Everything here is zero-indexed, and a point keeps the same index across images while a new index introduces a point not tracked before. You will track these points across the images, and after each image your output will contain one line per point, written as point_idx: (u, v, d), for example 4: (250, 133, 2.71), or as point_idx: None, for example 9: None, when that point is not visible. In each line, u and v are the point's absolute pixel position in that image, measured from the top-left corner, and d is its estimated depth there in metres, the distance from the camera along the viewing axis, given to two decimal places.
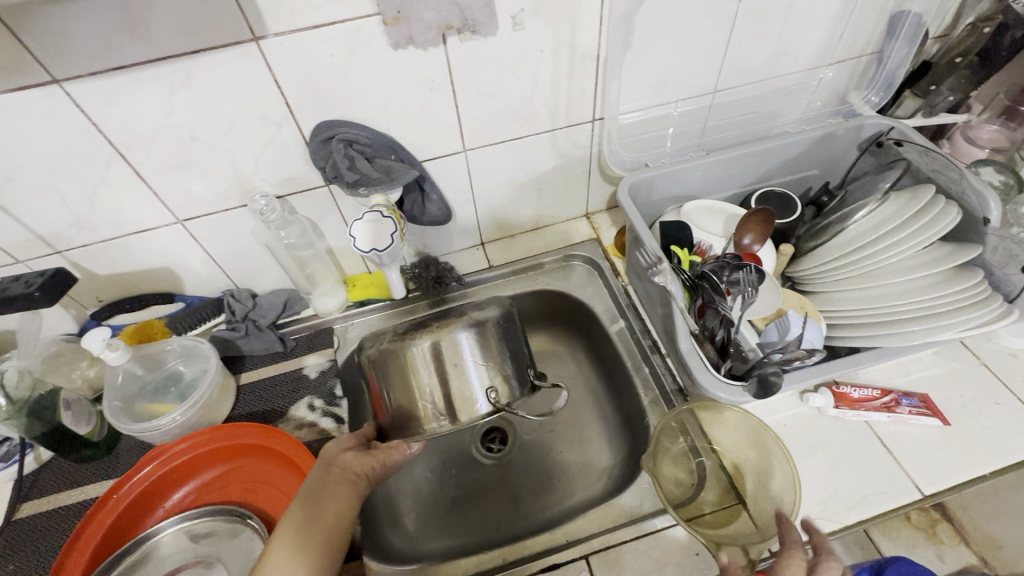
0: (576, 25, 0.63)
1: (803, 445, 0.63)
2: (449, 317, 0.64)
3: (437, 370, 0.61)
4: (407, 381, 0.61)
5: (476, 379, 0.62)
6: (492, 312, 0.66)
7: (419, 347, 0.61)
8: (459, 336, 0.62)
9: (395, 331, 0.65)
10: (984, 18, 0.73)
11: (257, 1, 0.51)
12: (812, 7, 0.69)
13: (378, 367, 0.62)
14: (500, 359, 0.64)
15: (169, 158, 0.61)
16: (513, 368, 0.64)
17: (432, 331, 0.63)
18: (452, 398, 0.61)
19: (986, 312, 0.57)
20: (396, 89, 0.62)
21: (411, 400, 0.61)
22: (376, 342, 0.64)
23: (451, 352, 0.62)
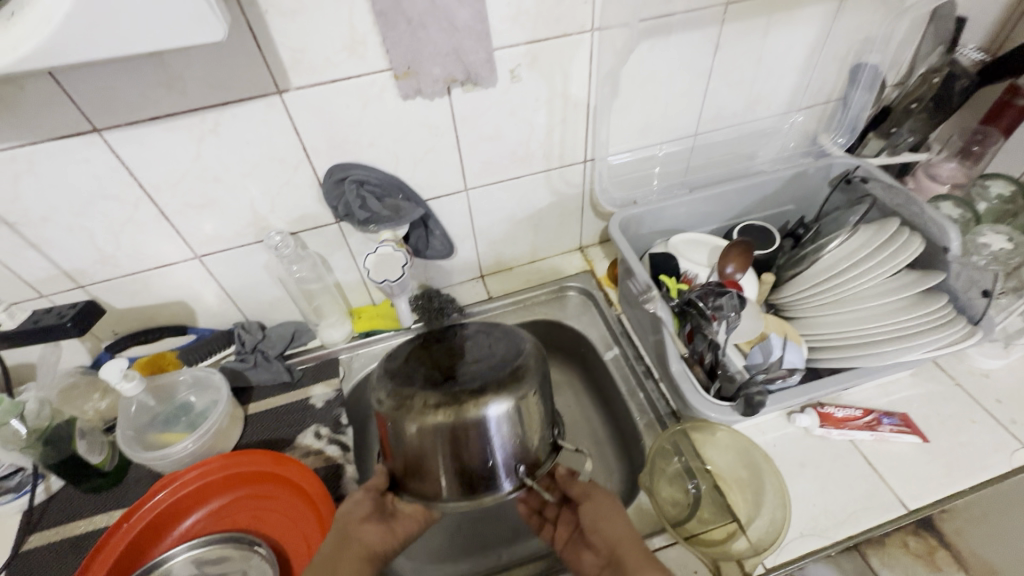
0: (568, 77, 0.69)
1: (792, 463, 0.66)
2: (480, 385, 0.56)
3: (458, 448, 0.55)
4: (428, 449, 0.55)
5: (502, 455, 0.56)
6: (526, 379, 0.58)
7: (439, 425, 0.54)
8: (490, 411, 0.54)
9: (413, 393, 0.56)
10: (933, 70, 0.81)
11: (282, 59, 0.57)
12: (779, 60, 0.77)
13: (394, 428, 0.56)
14: (529, 432, 0.58)
15: (192, 198, 0.66)
16: (541, 436, 0.59)
17: (458, 408, 0.54)
18: (474, 472, 0.56)
19: (951, 337, 0.62)
20: (405, 135, 0.68)
21: (427, 467, 0.56)
22: (393, 398, 0.57)
23: (478, 433, 0.54)
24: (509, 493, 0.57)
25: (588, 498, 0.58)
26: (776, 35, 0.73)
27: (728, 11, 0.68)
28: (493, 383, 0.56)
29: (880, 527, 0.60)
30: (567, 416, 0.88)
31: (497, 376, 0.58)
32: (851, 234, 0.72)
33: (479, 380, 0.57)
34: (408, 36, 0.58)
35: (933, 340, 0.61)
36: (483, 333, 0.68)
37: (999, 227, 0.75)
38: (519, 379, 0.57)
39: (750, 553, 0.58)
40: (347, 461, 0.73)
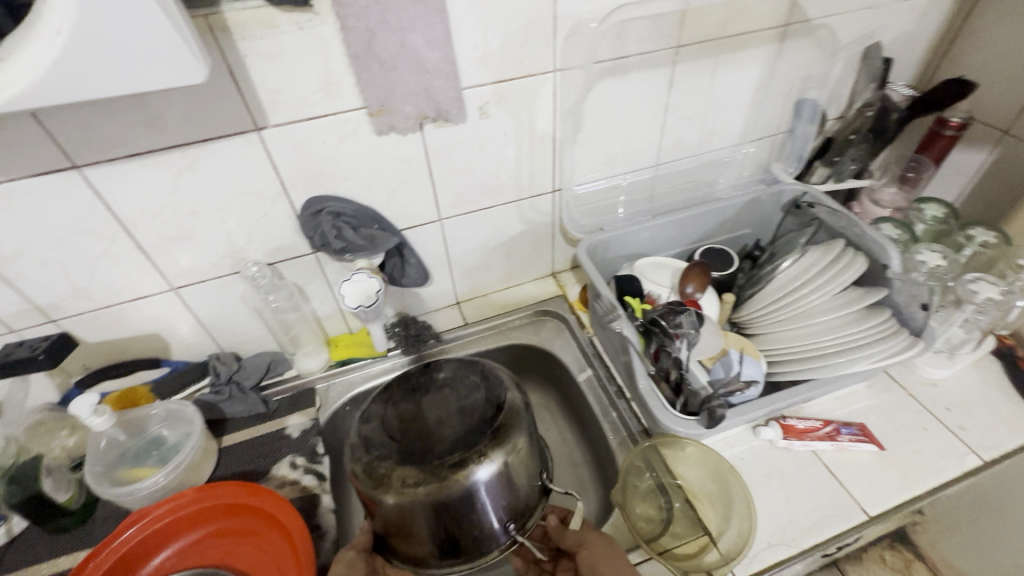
0: (533, 113, 0.74)
1: (759, 476, 0.69)
2: (464, 450, 0.58)
3: (443, 519, 0.57)
4: (413, 519, 0.57)
5: (491, 514, 0.59)
6: (511, 437, 0.60)
7: (419, 498, 0.56)
8: (475, 477, 0.57)
9: (392, 467, 0.58)
10: (867, 104, 0.87)
11: (260, 98, 0.60)
12: (728, 97, 0.84)
13: (377, 503, 0.58)
14: (516, 484, 0.60)
15: (169, 232, 0.67)
16: (529, 481, 0.63)
17: (441, 482, 0.56)
18: (466, 533, 0.59)
19: (897, 348, 0.66)
20: (380, 168, 0.71)
21: (413, 534, 0.58)
22: (370, 473, 0.58)
23: (469, 499, 0.57)
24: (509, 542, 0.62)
25: (583, 545, 0.60)
26: (724, 74, 0.80)
27: (679, 53, 0.75)
28: (476, 447, 0.58)
29: (843, 535, 0.63)
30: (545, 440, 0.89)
31: (477, 436, 0.60)
32: (791, 263, 0.79)
33: (461, 442, 0.59)
34: (382, 77, 0.62)
35: (878, 354, 0.66)
36: (459, 382, 0.68)
37: (935, 246, 0.81)
38: (503, 436, 0.60)
39: (719, 562, 0.60)
40: (323, 491, 0.73)
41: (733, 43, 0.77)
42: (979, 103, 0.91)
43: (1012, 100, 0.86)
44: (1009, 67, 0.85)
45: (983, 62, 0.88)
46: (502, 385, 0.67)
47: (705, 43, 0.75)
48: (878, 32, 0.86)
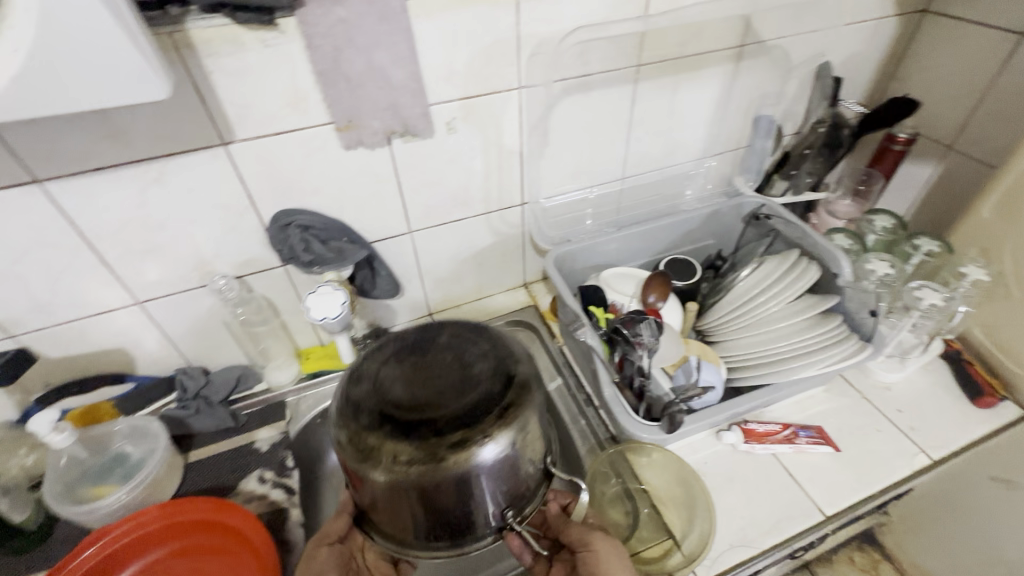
0: (500, 128, 0.76)
1: (722, 479, 0.71)
2: (468, 422, 0.46)
3: (432, 502, 0.46)
4: (397, 498, 0.47)
5: (488, 501, 0.49)
6: (524, 408, 0.48)
7: (403, 479, 0.44)
8: (479, 457, 0.45)
9: (380, 438, 0.45)
10: (819, 120, 0.91)
11: (226, 113, 0.60)
12: (688, 113, 0.87)
13: (359, 475, 0.46)
14: (523, 469, 0.49)
15: (135, 245, 0.67)
16: (539, 463, 0.53)
17: (438, 462, 0.44)
18: (456, 521, 0.49)
19: (845, 353, 0.70)
20: (349, 181, 0.72)
21: (396, 515, 0.48)
22: (353, 443, 0.46)
23: (465, 482, 0.46)
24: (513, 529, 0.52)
25: (587, 545, 0.57)
26: (684, 91, 0.84)
27: (639, 71, 0.78)
28: (482, 418, 0.46)
29: (801, 535, 0.65)
30: None
31: (482, 408, 0.47)
32: (749, 272, 0.81)
33: (464, 412, 0.47)
34: (349, 93, 0.63)
35: (830, 357, 0.69)
36: (467, 346, 0.54)
37: (883, 256, 0.84)
38: (515, 412, 0.47)
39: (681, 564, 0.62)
40: (292, 505, 0.73)
41: (691, 62, 0.80)
42: (925, 120, 0.96)
43: (954, 117, 0.91)
44: (950, 86, 0.90)
45: (928, 82, 0.94)
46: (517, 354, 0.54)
47: (664, 62, 0.78)
48: (828, 53, 0.90)
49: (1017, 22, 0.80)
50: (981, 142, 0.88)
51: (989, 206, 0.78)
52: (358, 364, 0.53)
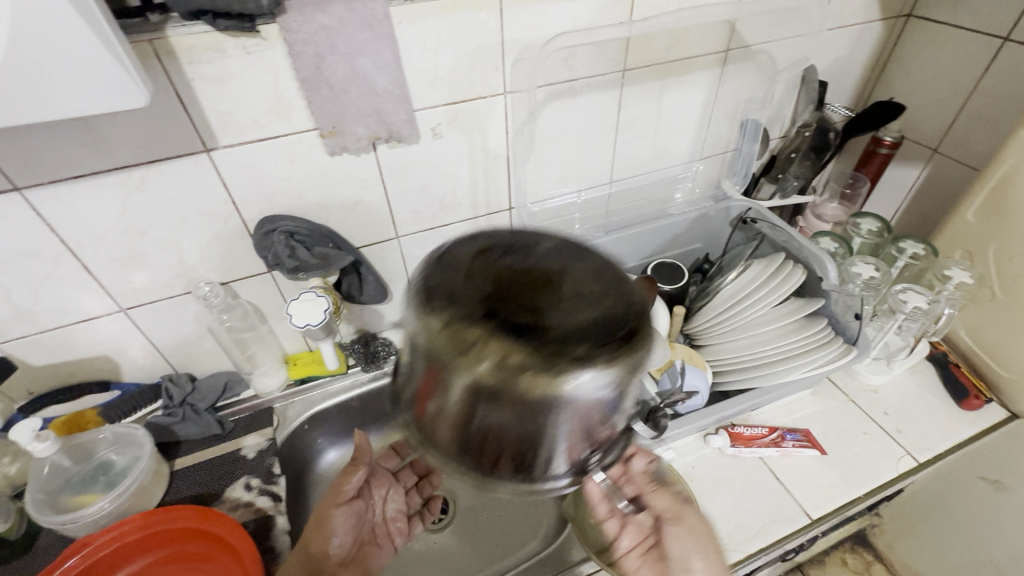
0: (486, 134, 0.76)
1: (709, 483, 0.71)
2: (590, 337, 0.35)
3: (514, 424, 0.35)
4: (474, 411, 0.36)
5: (567, 441, 0.38)
6: (646, 337, 0.37)
7: (500, 386, 0.34)
8: (587, 382, 0.34)
9: (485, 333, 0.34)
10: (804, 124, 0.91)
11: (209, 120, 0.60)
12: (675, 116, 0.87)
13: (441, 370, 0.35)
14: (620, 413, 0.39)
15: (118, 252, 0.66)
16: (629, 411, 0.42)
17: (545, 371, 0.33)
18: (529, 460, 0.38)
19: (830, 358, 0.70)
20: (334, 187, 0.72)
21: (458, 432, 0.37)
22: (441, 332, 0.35)
23: (563, 409, 0.35)
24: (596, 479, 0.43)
25: (680, 518, 0.57)
26: (670, 95, 0.84)
27: (625, 76, 0.78)
28: (603, 339, 0.35)
29: (788, 537, 0.65)
30: None
31: (603, 326, 0.36)
32: (732, 279, 0.81)
33: (585, 329, 0.35)
34: (332, 99, 0.63)
35: (813, 360, 0.70)
36: (584, 263, 0.40)
37: (868, 259, 0.85)
38: (637, 342, 0.36)
39: None
40: (278, 512, 0.72)
41: (677, 67, 0.81)
42: (910, 124, 0.97)
43: (939, 121, 0.92)
44: (934, 90, 0.91)
45: (912, 86, 0.95)
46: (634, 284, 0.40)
47: (649, 67, 0.79)
48: (813, 57, 0.91)
49: (998, 27, 0.80)
50: (965, 145, 0.89)
51: (973, 209, 0.79)
52: (449, 247, 0.41)
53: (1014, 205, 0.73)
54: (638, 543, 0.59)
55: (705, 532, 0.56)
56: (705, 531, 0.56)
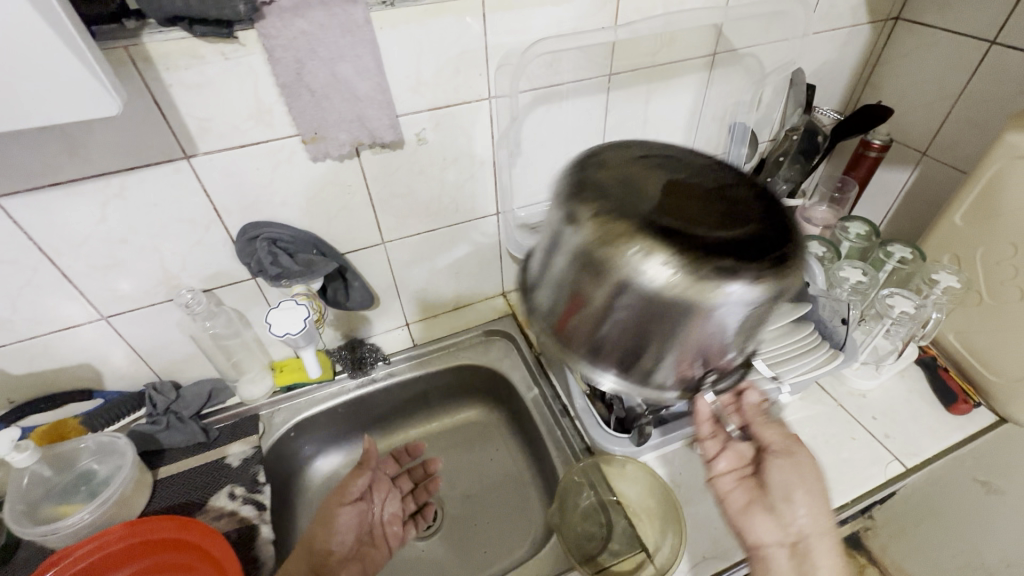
0: (472, 139, 0.76)
1: (696, 490, 0.70)
2: (743, 251, 0.37)
3: (650, 321, 0.39)
4: (609, 307, 0.40)
5: (693, 348, 0.41)
6: (793, 262, 0.39)
7: (651, 286, 0.37)
8: (731, 294, 0.37)
9: (644, 228, 0.37)
10: (792, 129, 0.92)
11: (188, 127, 0.60)
12: (663, 120, 0.87)
13: (588, 266, 0.39)
14: (748, 331, 0.42)
15: (98, 259, 0.66)
16: (753, 336, 0.45)
17: (688, 273, 0.36)
18: (654, 360, 0.42)
19: (816, 364, 0.70)
20: (318, 193, 0.72)
21: (590, 327, 0.42)
22: (594, 226, 0.38)
23: (704, 316, 0.38)
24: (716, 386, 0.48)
25: (790, 455, 0.57)
26: (658, 100, 0.84)
27: (611, 81, 0.78)
28: (755, 253, 0.37)
29: None
30: (496, 461, 0.91)
31: (753, 241, 0.38)
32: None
33: (737, 242, 0.37)
34: (313, 105, 0.62)
35: (801, 366, 0.69)
36: (731, 185, 0.43)
37: (856, 263, 0.84)
38: (786, 263, 0.38)
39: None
40: (262, 522, 0.71)
41: (664, 71, 0.80)
42: (899, 127, 0.97)
43: (927, 124, 0.92)
44: (922, 94, 0.91)
45: (901, 89, 0.95)
46: (779, 206, 0.42)
47: (636, 72, 0.78)
48: (801, 60, 0.91)
49: (985, 31, 0.80)
50: (954, 149, 0.89)
51: (960, 213, 0.79)
52: (601, 153, 0.45)
53: (1001, 209, 0.73)
54: (736, 472, 0.59)
55: (813, 477, 0.56)
56: (813, 476, 0.56)
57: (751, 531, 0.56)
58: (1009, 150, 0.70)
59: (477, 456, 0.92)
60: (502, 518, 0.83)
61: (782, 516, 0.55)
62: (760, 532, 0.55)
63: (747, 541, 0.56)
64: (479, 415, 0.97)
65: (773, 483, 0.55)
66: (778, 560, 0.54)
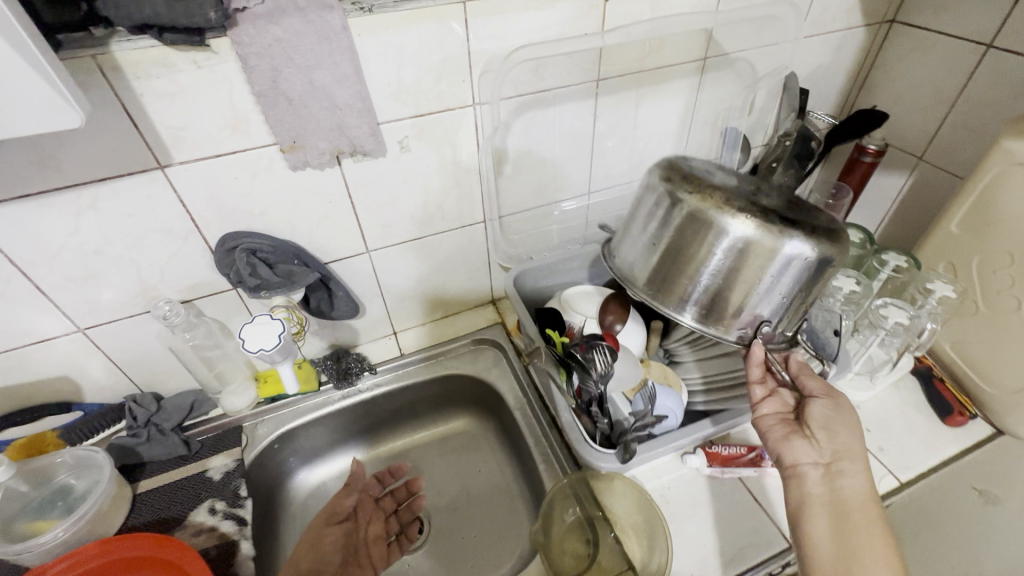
0: (456, 145, 0.74)
1: (685, 505, 0.69)
2: (808, 219, 0.53)
3: (730, 266, 0.55)
4: (698, 255, 0.56)
5: (759, 297, 0.56)
6: (839, 238, 0.54)
7: (740, 234, 0.52)
8: (794, 248, 0.52)
9: (739, 194, 0.53)
10: (784, 134, 0.90)
11: (161, 136, 0.58)
12: (653, 126, 0.86)
13: (689, 223, 0.55)
14: (804, 292, 0.57)
15: (72, 271, 0.64)
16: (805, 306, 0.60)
17: (766, 226, 0.52)
18: (731, 303, 0.58)
19: (811, 360, 0.73)
20: (299, 202, 0.70)
21: (681, 275, 0.58)
22: (700, 188, 0.54)
23: (774, 263, 0.53)
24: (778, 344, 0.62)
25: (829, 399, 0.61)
26: (647, 105, 0.82)
27: (599, 86, 0.76)
28: (816, 224, 0.53)
29: (764, 563, 0.63)
30: (483, 472, 0.89)
31: (813, 216, 0.54)
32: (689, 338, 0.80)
33: (802, 215, 0.54)
34: (291, 113, 0.61)
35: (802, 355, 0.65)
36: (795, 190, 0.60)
37: (849, 272, 0.83)
38: (840, 238, 0.54)
39: None
40: (243, 537, 0.70)
41: (655, 76, 0.79)
42: (895, 132, 0.95)
43: (923, 129, 0.90)
44: (918, 98, 0.90)
45: (897, 93, 0.93)
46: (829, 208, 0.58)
47: (625, 76, 0.77)
48: (795, 64, 0.89)
49: (982, 34, 0.78)
50: (950, 154, 0.87)
51: (956, 220, 0.77)
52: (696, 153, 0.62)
53: (998, 216, 0.71)
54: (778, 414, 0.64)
55: (850, 418, 0.60)
56: (850, 417, 0.60)
57: (788, 452, 0.60)
58: (1006, 156, 0.68)
59: (465, 467, 0.90)
60: (490, 532, 0.82)
61: (819, 441, 0.59)
62: (796, 452, 0.59)
63: (783, 461, 0.61)
64: (467, 425, 0.95)
65: (812, 415, 0.60)
66: (811, 478, 0.58)
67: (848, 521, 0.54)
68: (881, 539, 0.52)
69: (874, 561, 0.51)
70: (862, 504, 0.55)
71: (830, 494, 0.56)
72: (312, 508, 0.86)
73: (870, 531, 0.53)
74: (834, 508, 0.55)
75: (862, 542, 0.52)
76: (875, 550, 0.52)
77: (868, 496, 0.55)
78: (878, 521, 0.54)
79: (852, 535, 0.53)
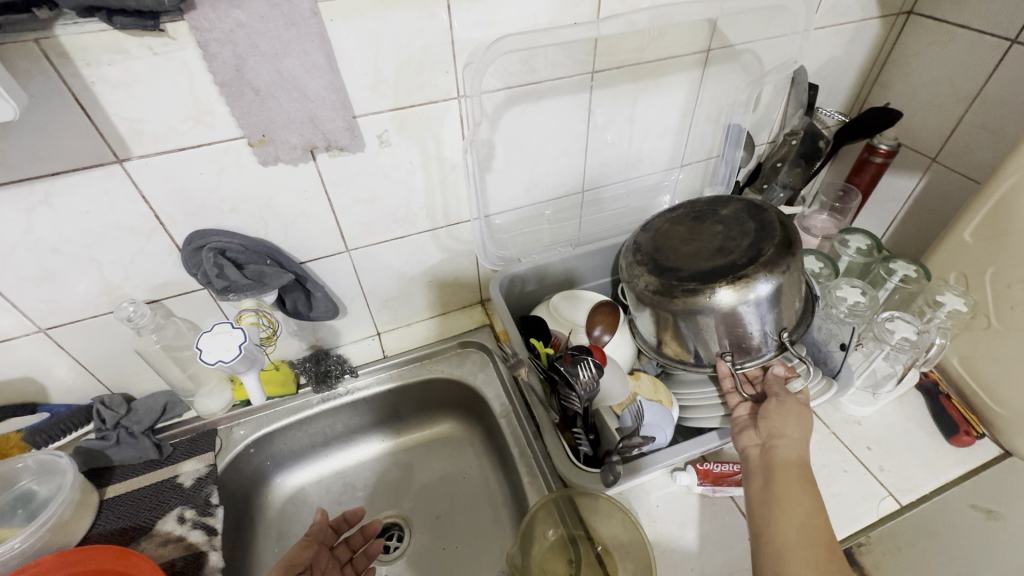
0: (440, 140, 0.70)
1: (674, 525, 0.65)
2: (740, 266, 0.59)
3: (725, 327, 0.60)
4: (699, 329, 0.62)
5: (763, 328, 0.62)
6: (786, 252, 0.60)
7: (721, 306, 0.58)
8: (761, 288, 0.58)
9: (676, 278, 0.61)
10: (791, 133, 0.88)
11: (117, 130, 0.54)
12: (653, 123, 0.81)
13: (668, 311, 0.62)
14: (786, 302, 0.61)
15: (29, 270, 0.60)
16: (801, 303, 0.65)
17: (729, 289, 0.58)
18: (743, 346, 0.63)
19: (810, 374, 0.69)
20: (272, 198, 0.66)
21: (694, 344, 0.64)
22: (660, 289, 0.62)
23: (745, 311, 0.59)
24: (766, 358, 0.64)
25: (779, 398, 0.61)
26: (646, 99, 0.77)
27: (595, 78, 0.71)
28: (749, 263, 0.59)
29: None
30: (469, 478, 0.86)
31: (754, 248, 0.61)
32: None
33: (733, 262, 0.60)
34: (258, 105, 0.57)
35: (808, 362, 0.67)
36: (737, 223, 0.65)
37: (855, 282, 0.79)
38: (784, 256, 0.60)
39: None
40: (212, 548, 0.67)
41: (655, 69, 0.74)
42: (907, 130, 0.90)
43: (937, 129, 0.85)
44: (933, 96, 0.85)
45: (911, 90, 0.88)
46: (769, 227, 0.63)
47: (621, 69, 0.72)
48: (805, 57, 0.84)
49: (1004, 28, 0.73)
50: (964, 156, 0.82)
51: (970, 228, 0.73)
52: (647, 234, 0.70)
53: (1014, 227, 0.67)
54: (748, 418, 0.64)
55: (799, 409, 0.60)
56: (801, 412, 0.60)
57: (737, 440, 0.61)
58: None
59: (450, 472, 0.87)
60: (473, 542, 0.79)
61: (761, 424, 0.60)
62: (743, 438, 0.61)
63: (737, 451, 0.61)
64: (453, 429, 0.92)
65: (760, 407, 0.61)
66: (751, 458, 0.58)
67: (776, 486, 0.53)
68: (804, 503, 0.51)
69: (789, 517, 0.50)
70: (792, 473, 0.54)
71: (766, 466, 0.56)
72: (290, 514, 0.83)
73: (795, 496, 0.52)
74: (766, 475, 0.55)
75: (784, 503, 0.52)
76: (795, 510, 0.51)
77: (801, 466, 0.54)
78: (808, 489, 0.53)
79: (777, 497, 0.53)
